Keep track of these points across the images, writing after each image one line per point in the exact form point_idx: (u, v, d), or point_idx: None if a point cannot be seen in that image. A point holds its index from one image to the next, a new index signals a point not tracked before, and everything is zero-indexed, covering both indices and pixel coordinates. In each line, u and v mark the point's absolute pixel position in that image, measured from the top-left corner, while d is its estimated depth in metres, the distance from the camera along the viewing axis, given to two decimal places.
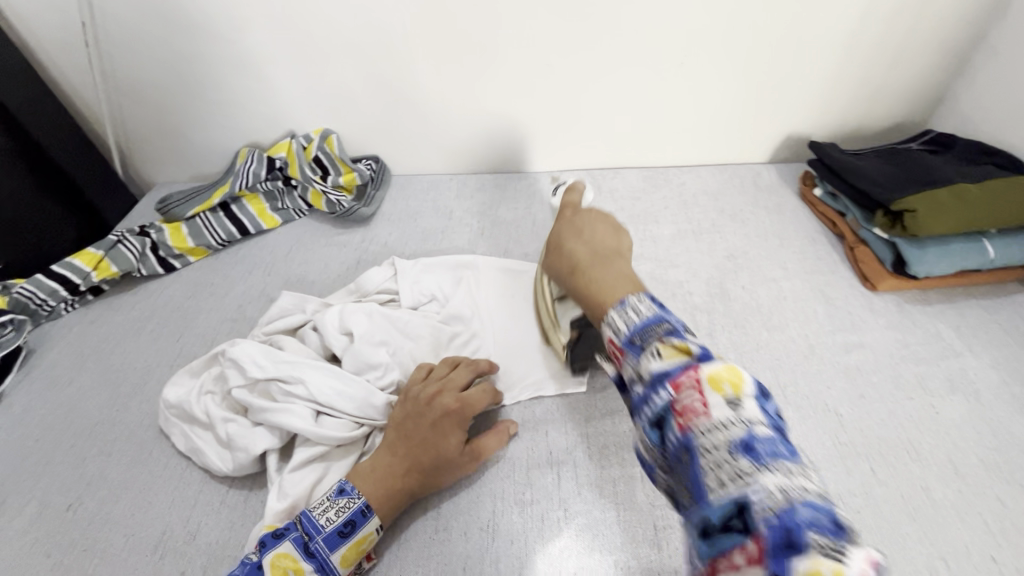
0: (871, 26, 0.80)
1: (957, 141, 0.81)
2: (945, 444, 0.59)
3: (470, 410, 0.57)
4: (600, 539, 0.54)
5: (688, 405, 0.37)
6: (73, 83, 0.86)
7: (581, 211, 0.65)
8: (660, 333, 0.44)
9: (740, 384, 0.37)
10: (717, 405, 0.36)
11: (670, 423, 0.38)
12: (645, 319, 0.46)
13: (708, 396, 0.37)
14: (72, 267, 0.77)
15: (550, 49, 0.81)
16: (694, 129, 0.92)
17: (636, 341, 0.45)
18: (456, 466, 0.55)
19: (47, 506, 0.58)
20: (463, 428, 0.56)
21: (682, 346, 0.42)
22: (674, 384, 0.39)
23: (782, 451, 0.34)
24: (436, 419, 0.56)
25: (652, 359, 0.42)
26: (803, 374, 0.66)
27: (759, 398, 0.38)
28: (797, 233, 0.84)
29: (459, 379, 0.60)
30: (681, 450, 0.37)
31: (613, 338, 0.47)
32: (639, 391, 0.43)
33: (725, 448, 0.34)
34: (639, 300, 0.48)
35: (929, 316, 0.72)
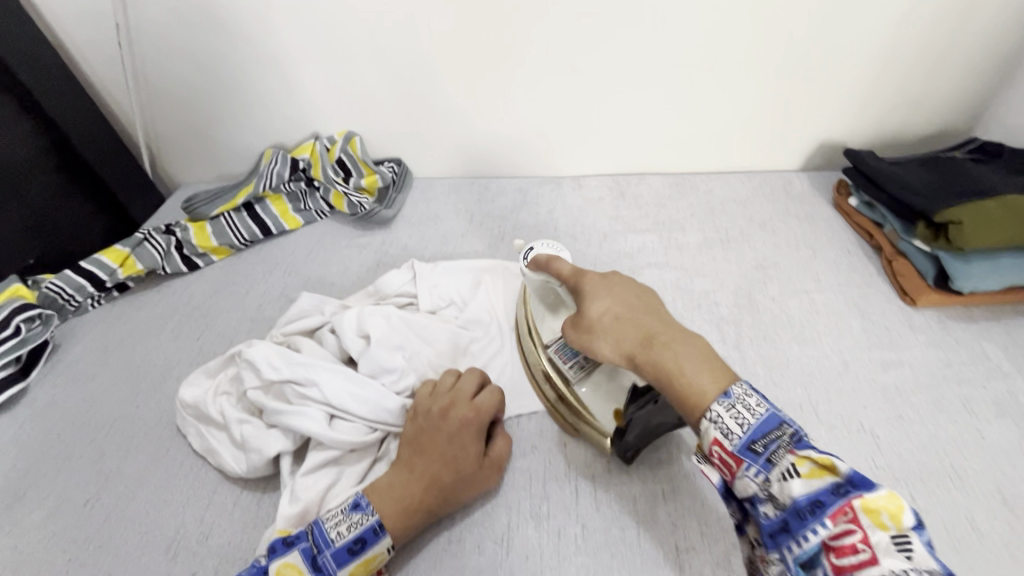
0: (914, 28, 0.77)
1: (1006, 150, 0.76)
2: (990, 471, 0.56)
3: (484, 422, 0.56)
4: (618, 559, 0.51)
5: (844, 544, 0.36)
6: (106, 83, 0.87)
7: (607, 276, 0.56)
8: (787, 443, 0.41)
9: (902, 514, 0.36)
10: (888, 552, 0.35)
11: (821, 562, 0.37)
12: (761, 420, 0.42)
13: (869, 533, 0.36)
14: (98, 263, 0.79)
15: (577, 51, 0.79)
16: (724, 136, 0.89)
17: (757, 449, 0.41)
18: (475, 480, 0.54)
19: (64, 501, 0.58)
20: (479, 440, 0.56)
21: (824, 461, 0.39)
22: (830, 516, 0.37)
23: None
24: (454, 431, 0.55)
25: (789, 480, 0.39)
26: (837, 392, 0.62)
27: (919, 527, 0.36)
28: (831, 244, 0.81)
29: (467, 389, 0.58)
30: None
31: (720, 443, 0.42)
32: (768, 513, 0.40)
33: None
34: (745, 393, 0.44)
35: (973, 334, 0.68)
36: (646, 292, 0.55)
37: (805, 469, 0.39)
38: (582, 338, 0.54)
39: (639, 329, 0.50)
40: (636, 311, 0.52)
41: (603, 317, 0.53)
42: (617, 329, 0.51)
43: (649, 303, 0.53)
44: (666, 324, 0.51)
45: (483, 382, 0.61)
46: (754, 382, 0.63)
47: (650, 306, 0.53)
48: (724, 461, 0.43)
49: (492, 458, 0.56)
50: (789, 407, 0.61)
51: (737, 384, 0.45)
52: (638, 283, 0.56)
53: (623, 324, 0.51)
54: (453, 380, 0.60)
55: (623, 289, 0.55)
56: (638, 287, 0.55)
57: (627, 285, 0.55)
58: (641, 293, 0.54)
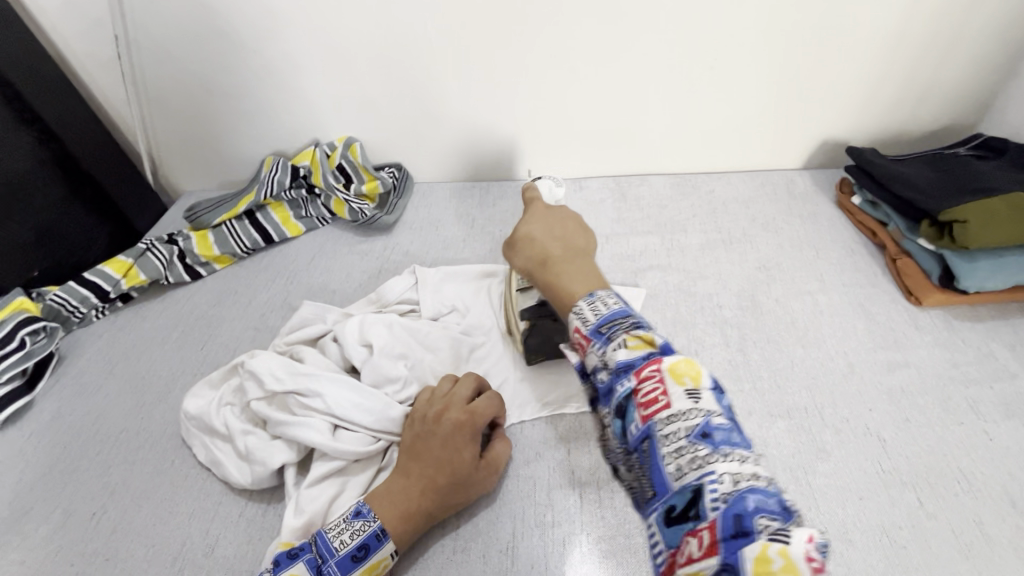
0: (915, 25, 0.76)
1: (1011, 146, 0.75)
2: (999, 473, 0.55)
3: (480, 424, 0.56)
4: (624, 567, 0.51)
5: (650, 397, 0.39)
6: (107, 95, 0.88)
7: (550, 206, 0.63)
8: (627, 327, 0.44)
9: (701, 377, 0.39)
10: (679, 397, 0.38)
11: (631, 414, 0.40)
12: (613, 310, 0.46)
13: (668, 387, 0.39)
14: (102, 274, 0.80)
15: (576, 53, 0.79)
16: (726, 135, 0.89)
17: (603, 331, 0.44)
18: (471, 483, 0.53)
19: (72, 514, 0.59)
20: (475, 443, 0.55)
21: (647, 337, 0.42)
22: (637, 374, 0.40)
23: (737, 440, 0.37)
24: (447, 435, 0.54)
25: (617, 350, 0.42)
26: (842, 394, 0.62)
27: (719, 393, 0.40)
28: (835, 243, 0.80)
29: (462, 392, 0.58)
30: (641, 441, 0.39)
31: (579, 328, 0.46)
32: (602, 378, 0.43)
33: (684, 437, 0.37)
34: (606, 296, 0.48)
35: (980, 333, 0.68)
36: (577, 227, 0.60)
37: (631, 342, 0.42)
38: (513, 252, 0.60)
39: (540, 251, 0.57)
40: (552, 237, 0.58)
41: (527, 236, 0.59)
42: (531, 246, 0.58)
43: (569, 237, 0.59)
44: (569, 249, 0.57)
45: (481, 385, 0.61)
46: (759, 386, 0.63)
47: (568, 235, 0.59)
48: (581, 344, 0.46)
49: (488, 461, 0.55)
50: (795, 411, 0.61)
51: (604, 291, 0.51)
52: (577, 223, 0.61)
53: (535, 245, 0.58)
54: (449, 385, 0.59)
55: (558, 223, 0.61)
56: (571, 219, 0.61)
57: (563, 219, 0.61)
58: (574, 228, 0.60)
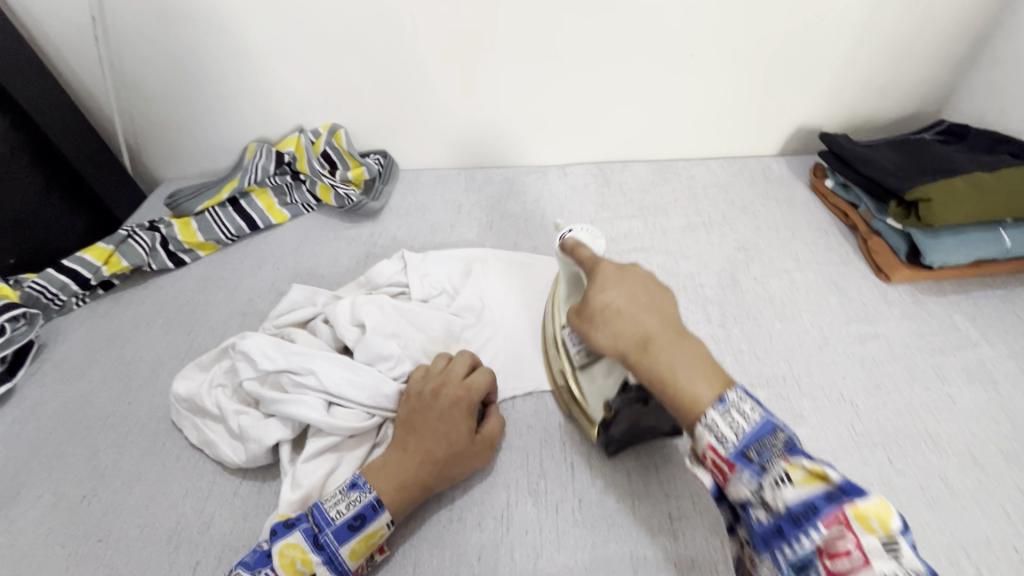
0: (882, 16, 0.80)
1: (972, 131, 0.80)
2: (962, 433, 0.59)
3: (476, 400, 0.57)
4: (615, 530, 0.53)
5: (838, 548, 0.35)
6: (83, 79, 0.86)
7: (625, 267, 0.54)
8: (779, 451, 0.40)
9: (891, 519, 0.36)
10: (878, 554, 0.34)
11: (815, 566, 0.35)
12: (755, 425, 0.41)
13: (862, 538, 0.35)
14: (82, 261, 0.78)
15: (560, 41, 0.80)
16: (705, 122, 0.91)
17: (750, 455, 0.40)
18: (468, 456, 0.55)
19: (60, 497, 0.58)
20: (471, 417, 0.56)
21: (817, 469, 0.38)
22: (824, 521, 0.36)
23: (921, 562, 0.34)
24: (444, 410, 0.56)
25: (782, 487, 0.38)
26: (817, 364, 0.65)
27: (906, 530, 0.36)
28: (809, 225, 0.84)
29: (459, 369, 0.59)
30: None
31: (715, 447, 0.41)
32: (758, 518, 0.39)
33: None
34: (740, 398, 0.42)
35: (944, 306, 0.72)
36: (658, 289, 0.53)
37: (798, 476, 0.38)
38: (592, 310, 0.51)
39: (637, 331, 0.49)
40: (642, 307, 0.50)
41: (613, 304, 0.51)
42: (618, 322, 0.50)
43: (657, 302, 0.51)
44: (670, 329, 0.49)
45: (476, 363, 0.62)
46: (740, 358, 0.66)
47: (657, 306, 0.51)
48: (717, 465, 0.42)
49: (484, 436, 0.57)
50: (774, 380, 0.63)
51: (732, 389, 0.43)
52: (655, 283, 0.53)
53: (624, 323, 0.50)
54: (445, 363, 0.61)
55: (640, 286, 0.52)
56: (651, 281, 0.53)
57: (640, 280, 0.53)
58: (656, 292, 0.52)
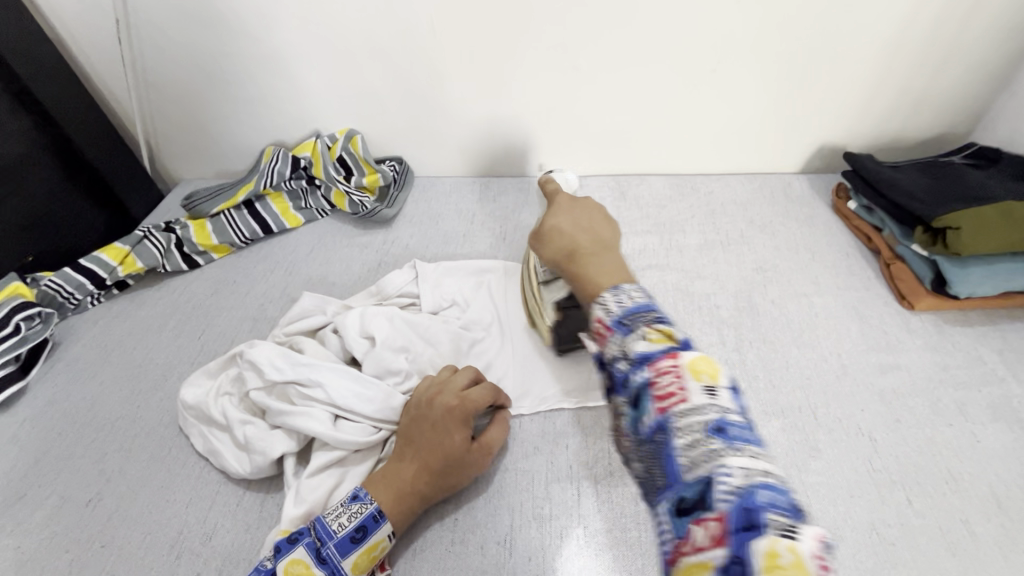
0: (912, 34, 0.77)
1: (1004, 156, 0.77)
2: (986, 475, 0.57)
3: (472, 409, 0.56)
4: (620, 560, 0.52)
5: (666, 389, 0.36)
6: (105, 80, 0.87)
7: (577, 199, 0.59)
8: (649, 319, 0.40)
9: (719, 374, 0.37)
10: (696, 390, 0.36)
11: (647, 405, 0.37)
12: (638, 304, 0.42)
13: (686, 380, 0.36)
14: (99, 261, 0.79)
15: (579, 51, 0.79)
16: (726, 137, 0.90)
17: (628, 324, 0.41)
18: (464, 464, 0.54)
19: (66, 500, 0.58)
20: (466, 425, 0.55)
21: (666, 331, 0.39)
22: (652, 365, 0.38)
23: (751, 437, 0.34)
24: (438, 419, 0.55)
25: (678, 403, 0.36)
26: (835, 394, 0.63)
27: (737, 392, 0.37)
28: (830, 247, 0.81)
29: (458, 379, 0.59)
30: (654, 433, 0.36)
31: (602, 319, 0.42)
32: (622, 369, 0.39)
33: (701, 427, 0.34)
34: (630, 289, 0.44)
35: (969, 338, 0.69)
36: (605, 220, 0.57)
37: (651, 335, 0.39)
38: (538, 247, 0.56)
39: (567, 246, 0.53)
40: (580, 228, 0.54)
41: (550, 228, 0.55)
42: (559, 240, 0.54)
43: (598, 229, 0.55)
44: (598, 242, 0.53)
45: (481, 376, 0.61)
46: (755, 385, 0.64)
47: (596, 230, 0.55)
48: (600, 332, 0.42)
49: (481, 444, 0.56)
50: (789, 410, 0.62)
51: (632, 283, 0.47)
52: (606, 217, 0.57)
53: (563, 237, 0.54)
54: (449, 374, 0.60)
55: (588, 215, 0.56)
56: (598, 211, 0.57)
57: (587, 210, 0.57)
58: (601, 221, 0.56)
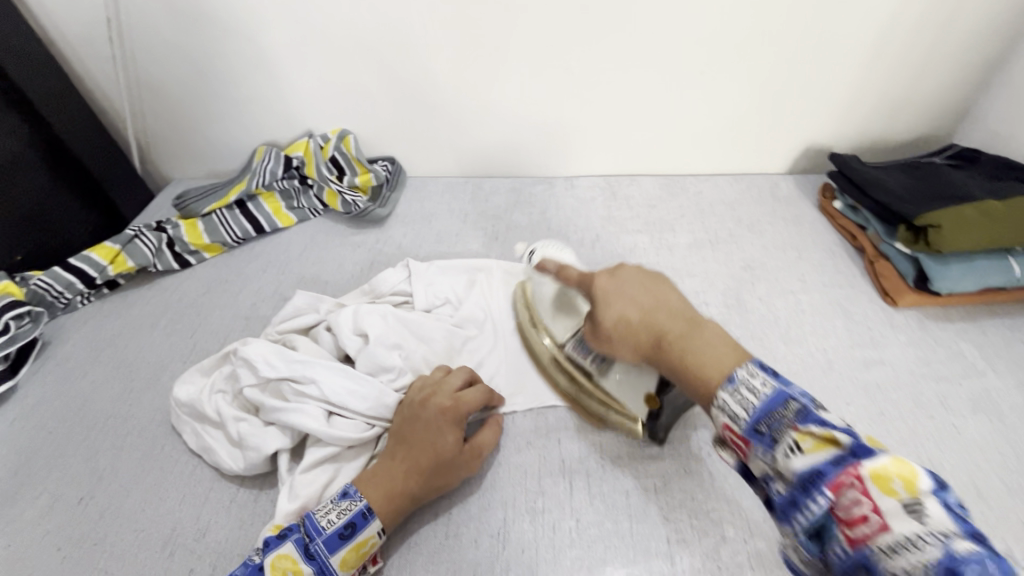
0: (894, 38, 0.79)
1: (982, 156, 0.79)
2: (966, 465, 0.58)
3: (464, 411, 0.57)
4: (612, 551, 0.53)
5: (854, 514, 0.36)
6: (96, 78, 0.86)
7: (615, 270, 0.59)
8: (791, 419, 0.41)
9: (918, 481, 0.35)
10: (895, 514, 0.34)
11: (835, 533, 0.37)
12: (765, 400, 0.43)
13: (875, 499, 0.35)
14: (88, 260, 0.78)
15: (571, 53, 0.80)
16: (714, 138, 0.91)
17: (761, 430, 0.42)
18: (455, 464, 0.54)
19: (57, 499, 0.58)
20: (459, 426, 0.56)
21: (826, 434, 0.39)
22: (831, 487, 0.37)
23: (994, 569, 0.31)
24: (431, 419, 0.56)
25: (793, 456, 0.39)
26: (821, 389, 0.65)
27: (942, 488, 0.35)
28: (816, 245, 0.83)
29: (451, 381, 0.60)
30: (852, 566, 0.36)
31: (730, 427, 0.44)
32: (778, 490, 0.40)
33: (904, 553, 0.33)
34: (750, 374, 0.45)
35: (950, 333, 0.71)
36: (656, 283, 0.58)
37: (807, 444, 0.39)
38: (606, 343, 0.57)
39: (651, 329, 0.54)
40: (644, 307, 0.55)
41: (615, 324, 0.55)
42: (632, 330, 0.55)
43: (661, 297, 0.56)
44: (675, 317, 0.54)
45: (473, 378, 0.62)
46: None
47: (661, 299, 0.56)
48: (736, 443, 0.44)
49: (473, 446, 0.56)
50: None
51: (749, 361, 0.47)
52: (654, 279, 0.58)
53: (637, 323, 0.55)
54: (442, 375, 0.61)
55: (641, 284, 0.57)
56: (646, 275, 0.58)
57: (632, 275, 0.58)
58: (651, 285, 0.57)
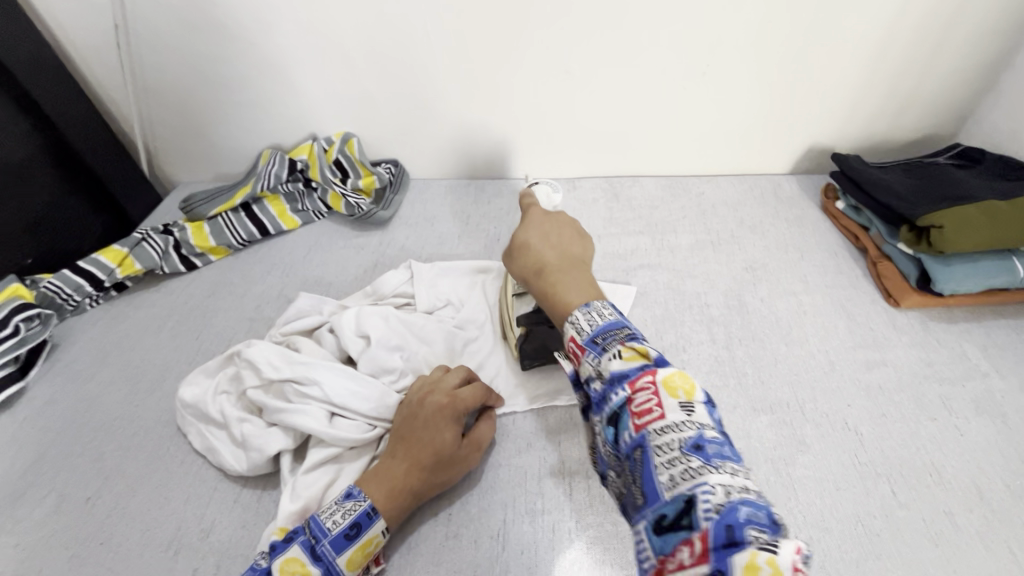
0: (897, 38, 0.79)
1: (987, 156, 0.78)
2: (968, 467, 0.58)
3: (461, 407, 0.57)
4: (611, 553, 0.53)
5: (644, 407, 0.40)
6: (104, 85, 0.88)
7: (550, 213, 0.65)
8: (621, 337, 0.45)
9: (694, 391, 0.40)
10: (671, 407, 0.39)
11: (625, 422, 0.41)
12: (606, 323, 0.47)
13: (663, 398, 0.40)
14: (97, 263, 0.80)
15: (572, 56, 0.81)
16: (717, 138, 0.91)
17: (598, 342, 0.46)
18: (454, 461, 0.55)
19: (66, 499, 0.59)
20: (457, 423, 0.56)
21: (641, 349, 0.44)
22: (632, 383, 0.42)
23: (729, 453, 0.37)
24: (429, 417, 0.56)
25: (612, 359, 0.44)
26: (822, 390, 0.64)
27: (711, 406, 0.41)
28: (818, 246, 0.83)
29: (448, 379, 0.60)
30: (633, 448, 0.39)
31: (574, 337, 0.47)
32: (596, 388, 0.44)
33: (679, 447, 0.37)
34: (602, 305, 0.49)
35: (954, 335, 0.71)
36: (576, 235, 0.63)
37: (626, 354, 0.43)
38: (510, 259, 0.61)
39: (536, 260, 0.58)
40: (550, 244, 0.60)
41: (521, 244, 0.61)
42: (528, 255, 0.59)
43: (568, 244, 0.61)
44: (563, 257, 0.58)
45: (471, 375, 0.63)
46: (744, 381, 0.65)
47: (567, 246, 0.60)
48: (574, 354, 0.47)
49: (470, 441, 0.57)
50: (777, 405, 0.63)
51: (602, 300, 0.52)
52: (572, 230, 0.63)
53: (529, 253, 0.59)
54: (440, 373, 0.62)
55: (561, 231, 0.62)
56: (569, 227, 0.63)
57: (560, 224, 0.63)
58: (573, 233, 0.63)
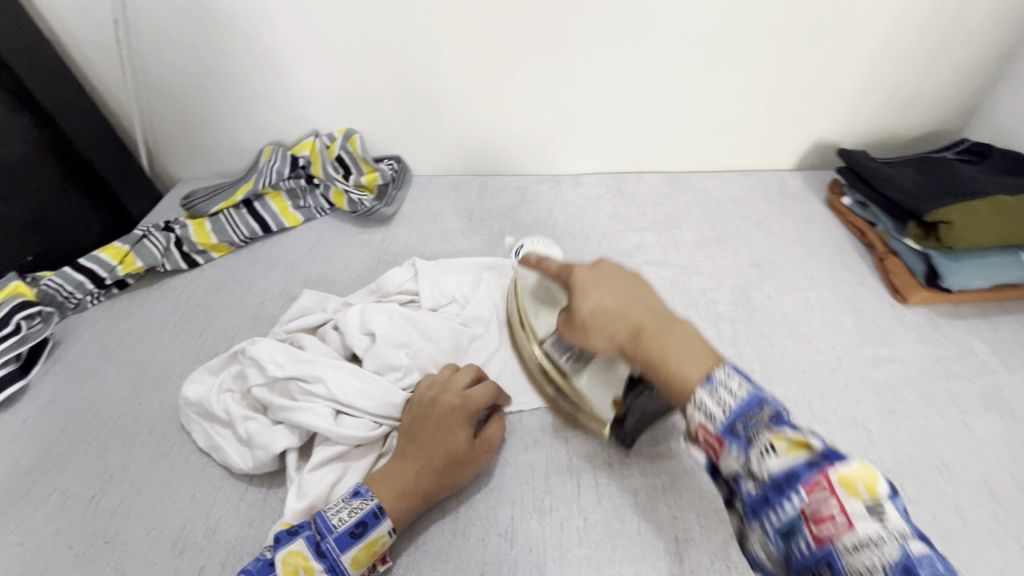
0: (905, 31, 0.78)
1: (995, 150, 0.78)
2: (977, 463, 0.58)
3: (473, 408, 0.57)
4: (620, 551, 0.53)
5: (823, 513, 0.35)
6: (104, 80, 0.87)
7: (595, 264, 0.56)
8: (765, 422, 0.40)
9: (877, 485, 0.35)
10: (860, 516, 0.34)
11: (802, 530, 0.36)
12: (740, 403, 0.41)
13: (845, 502, 0.34)
14: (98, 261, 0.79)
15: (576, 49, 0.80)
16: (722, 134, 0.90)
17: (737, 430, 0.40)
18: (466, 461, 0.54)
19: (70, 497, 0.59)
20: (468, 423, 0.56)
21: (799, 439, 0.38)
22: (806, 486, 0.36)
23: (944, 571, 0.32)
24: (440, 417, 0.56)
25: (767, 456, 0.38)
26: (830, 387, 0.64)
27: (895, 496, 0.35)
28: (824, 242, 0.82)
29: (459, 379, 0.59)
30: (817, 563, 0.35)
31: (704, 427, 0.42)
32: (748, 489, 0.39)
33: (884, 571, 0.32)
34: (727, 376, 0.43)
35: (961, 330, 0.70)
36: (640, 283, 0.53)
37: (781, 446, 0.38)
38: (583, 333, 0.52)
39: (628, 323, 0.49)
40: (623, 301, 0.51)
41: (590, 315, 0.51)
42: (608, 321, 0.50)
43: (641, 294, 0.51)
44: (653, 313, 0.49)
45: (481, 375, 0.62)
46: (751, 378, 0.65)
47: (642, 297, 0.51)
48: (709, 443, 0.42)
49: (482, 441, 0.57)
50: (785, 402, 0.62)
51: (719, 365, 0.44)
52: (635, 277, 0.53)
53: (612, 318, 0.50)
54: (450, 373, 0.61)
55: (625, 283, 0.53)
56: (632, 277, 0.53)
57: (617, 276, 0.53)
58: (630, 279, 0.53)
